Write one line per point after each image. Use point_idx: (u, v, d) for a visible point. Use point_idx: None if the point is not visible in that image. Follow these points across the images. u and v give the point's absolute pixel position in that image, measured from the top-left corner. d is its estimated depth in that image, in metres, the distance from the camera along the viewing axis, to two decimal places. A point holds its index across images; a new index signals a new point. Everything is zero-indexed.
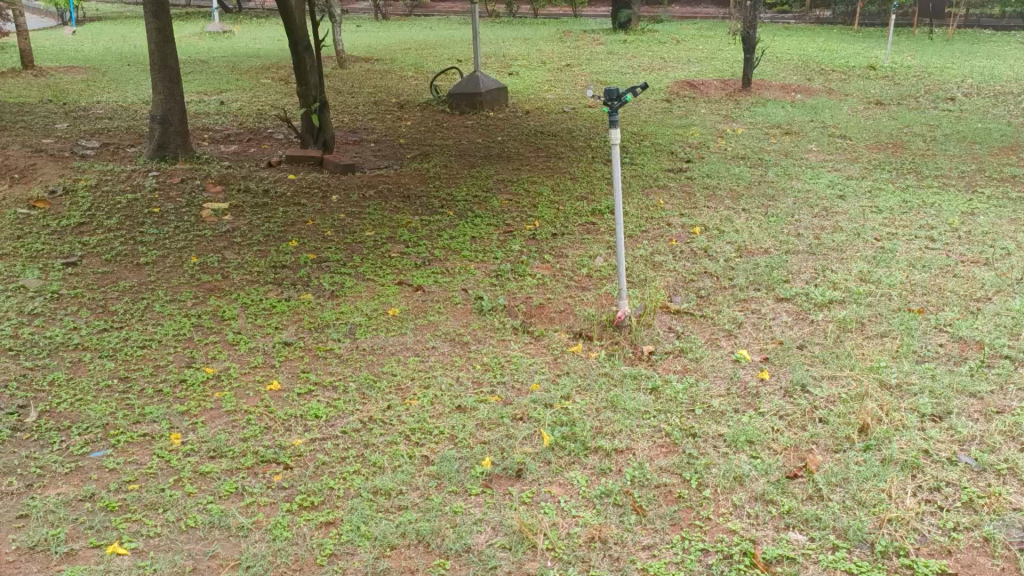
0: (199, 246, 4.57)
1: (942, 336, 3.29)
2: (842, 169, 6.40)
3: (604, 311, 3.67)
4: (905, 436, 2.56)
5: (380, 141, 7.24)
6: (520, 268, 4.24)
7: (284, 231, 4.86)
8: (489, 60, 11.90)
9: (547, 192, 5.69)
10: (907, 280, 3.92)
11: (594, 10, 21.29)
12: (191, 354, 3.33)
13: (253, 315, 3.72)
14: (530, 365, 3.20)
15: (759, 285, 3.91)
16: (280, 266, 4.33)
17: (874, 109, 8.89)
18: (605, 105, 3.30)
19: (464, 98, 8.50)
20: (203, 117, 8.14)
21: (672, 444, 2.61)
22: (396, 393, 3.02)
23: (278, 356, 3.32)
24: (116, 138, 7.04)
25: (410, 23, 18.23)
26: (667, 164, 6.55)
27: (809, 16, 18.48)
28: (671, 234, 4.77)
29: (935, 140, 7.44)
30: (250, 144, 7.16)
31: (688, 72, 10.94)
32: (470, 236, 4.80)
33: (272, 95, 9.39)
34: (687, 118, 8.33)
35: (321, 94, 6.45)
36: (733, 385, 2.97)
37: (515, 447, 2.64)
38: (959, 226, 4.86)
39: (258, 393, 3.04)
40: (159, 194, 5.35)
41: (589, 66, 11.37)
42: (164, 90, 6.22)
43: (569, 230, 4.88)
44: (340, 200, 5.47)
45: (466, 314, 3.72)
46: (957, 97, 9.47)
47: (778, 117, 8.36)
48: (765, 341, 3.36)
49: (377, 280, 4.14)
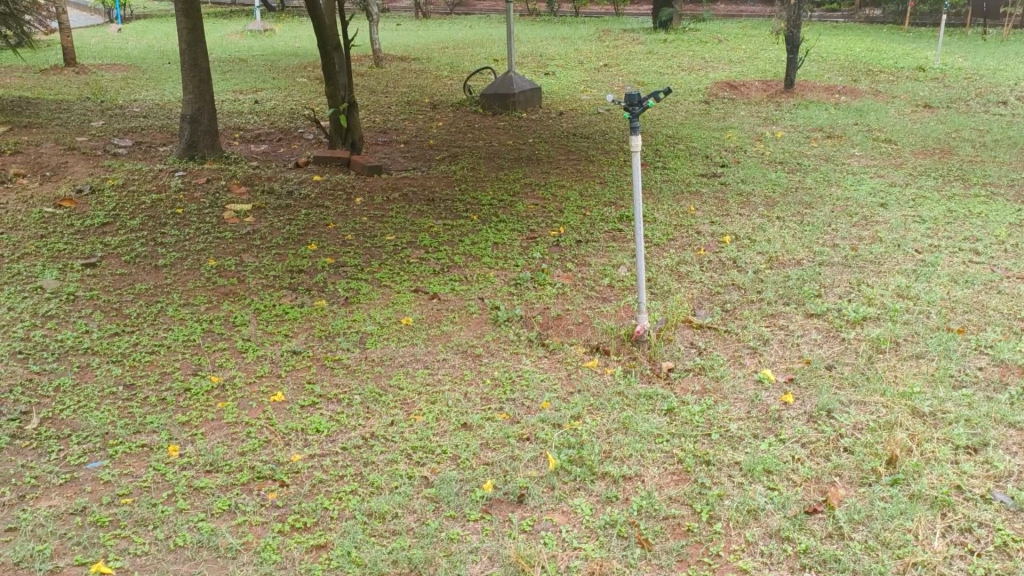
0: (218, 248, 4.53)
1: (982, 359, 3.09)
2: (885, 176, 6.16)
3: (623, 324, 3.53)
4: (936, 470, 2.38)
5: (410, 142, 7.17)
6: (540, 277, 4.11)
7: (304, 234, 4.80)
8: (526, 60, 11.79)
9: (574, 197, 5.55)
10: (947, 296, 3.71)
11: (637, 8, 21.07)
12: (198, 361, 3.27)
13: (264, 322, 3.65)
14: (542, 381, 3.08)
15: (789, 300, 3.74)
16: (297, 270, 4.27)
17: (922, 112, 8.57)
18: (626, 110, 3.15)
19: (497, 98, 8.39)
20: (236, 115, 8.15)
21: (684, 471, 2.47)
22: (401, 408, 2.92)
23: (285, 366, 3.24)
24: (149, 136, 7.06)
25: (450, 22, 18.19)
26: (701, 168, 6.37)
27: (858, 15, 18.05)
28: (700, 242, 4.61)
29: (985, 145, 7.14)
30: (280, 144, 7.14)
31: (729, 72, 10.70)
32: (492, 242, 4.68)
33: (306, 94, 9.38)
34: (725, 121, 8.12)
35: (350, 94, 6.40)
36: (753, 409, 2.81)
37: (518, 470, 2.52)
38: (1006, 239, 4.61)
39: (261, 404, 2.96)
40: (184, 195, 5.33)
41: (627, 66, 11.20)
42: (193, 89, 6.20)
43: (594, 237, 4.74)
44: (364, 203, 5.40)
45: (480, 324, 3.61)
46: (1010, 101, 9.10)
47: (820, 120, 8.11)
48: (791, 360, 3.19)
49: (392, 286, 4.05)
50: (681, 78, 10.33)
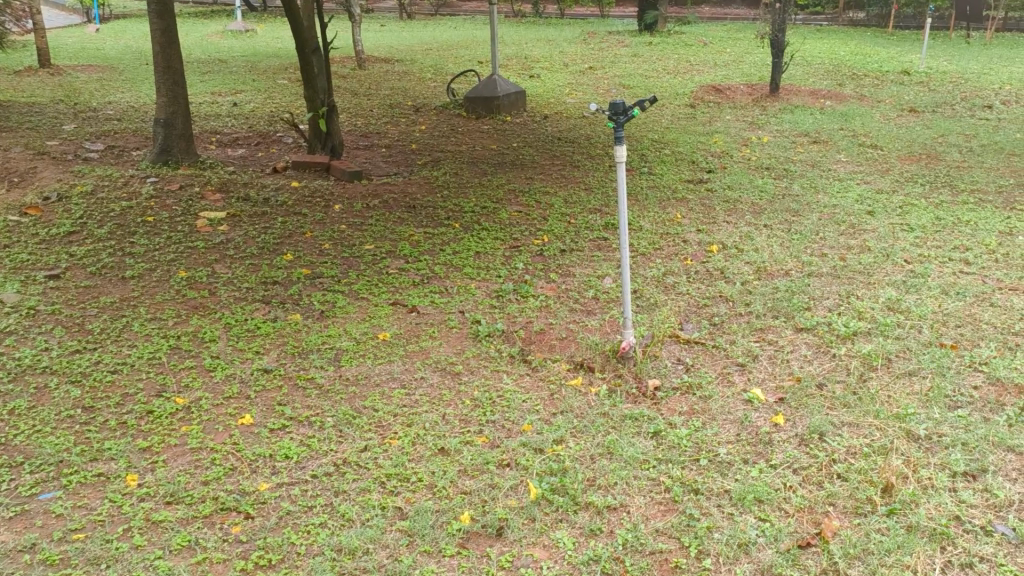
0: (190, 258, 4.38)
1: (978, 377, 2.99)
2: (872, 182, 6.08)
3: (607, 339, 3.42)
4: (934, 499, 2.28)
5: (392, 146, 7.03)
6: (522, 288, 3.99)
7: (280, 243, 4.65)
8: (510, 62, 11.67)
9: (558, 204, 5.43)
10: (939, 310, 3.62)
11: (622, 10, 21.01)
12: (163, 381, 3.14)
13: (234, 338, 3.51)
14: (523, 401, 2.95)
15: (778, 313, 3.63)
16: (271, 281, 4.12)
17: (908, 117, 8.51)
18: (610, 119, 3.03)
19: (481, 102, 8.27)
20: (213, 118, 7.98)
21: (672, 501, 2.35)
22: (376, 431, 2.79)
23: (255, 386, 3.11)
24: (123, 140, 6.89)
25: (434, 22, 18.03)
26: (688, 174, 6.26)
27: (842, 18, 18.05)
28: (686, 252, 4.50)
29: (972, 151, 7.08)
30: (257, 148, 6.99)
31: (714, 76, 10.63)
32: (474, 251, 4.56)
33: (286, 96, 9.22)
34: (710, 125, 8.03)
35: (330, 98, 6.26)
36: (743, 431, 2.70)
37: (497, 500, 2.41)
38: (996, 248, 4.54)
39: (228, 428, 2.84)
40: (156, 202, 5.18)
41: (613, 69, 11.10)
42: (168, 92, 6.03)
43: (579, 246, 4.62)
44: (342, 210, 5.26)
45: (460, 339, 3.49)
46: (996, 105, 9.07)
47: (806, 125, 8.04)
48: (781, 378, 3.08)
49: (371, 299, 3.92)
50: (666, 82, 10.24)
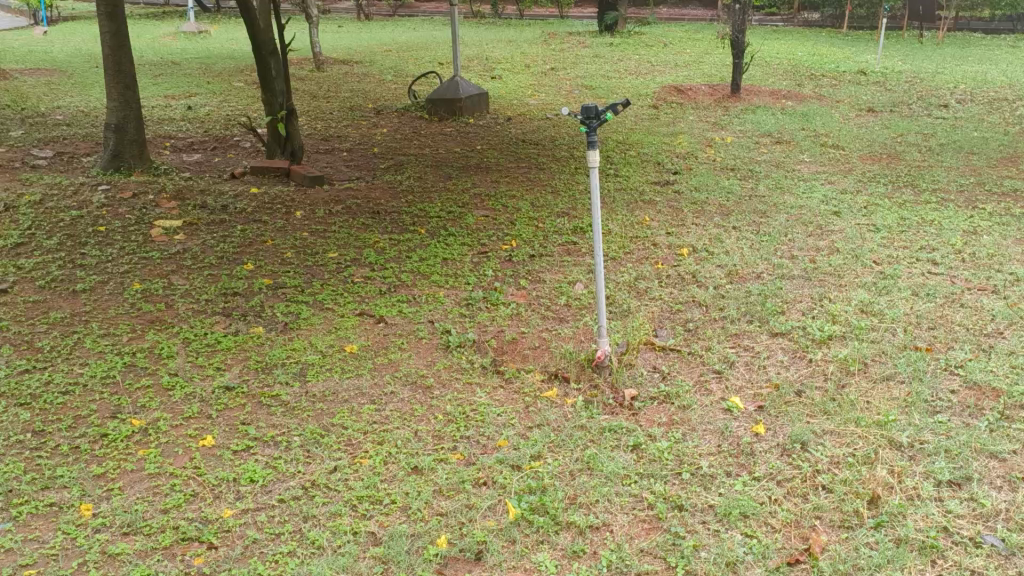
0: (145, 269, 4.22)
1: (955, 381, 2.96)
2: (836, 182, 6.10)
3: (581, 348, 3.34)
4: (921, 510, 2.24)
5: (353, 150, 6.89)
6: (492, 296, 3.90)
7: (239, 252, 4.50)
8: (471, 63, 11.57)
9: (525, 207, 5.35)
10: (911, 312, 3.60)
11: (581, 11, 21.03)
12: (118, 402, 2.99)
13: (194, 353, 3.37)
14: (498, 415, 2.86)
15: (752, 317, 3.59)
16: (231, 292, 3.98)
17: (866, 117, 8.59)
18: (582, 123, 2.96)
19: (443, 104, 8.16)
20: (167, 123, 7.76)
21: (656, 519, 2.28)
22: (345, 451, 2.68)
23: (216, 405, 2.97)
24: (72, 146, 6.66)
25: (393, 23, 17.85)
26: (654, 175, 6.23)
27: (797, 19, 18.26)
28: (657, 256, 4.44)
29: (931, 150, 7.15)
30: (214, 153, 6.80)
31: (675, 76, 10.64)
32: (441, 258, 4.46)
33: (243, 99, 9.02)
34: (674, 126, 8.01)
35: (288, 101, 6.11)
36: (724, 442, 2.64)
37: (475, 521, 2.32)
38: (962, 248, 4.55)
39: (188, 451, 2.71)
40: (108, 210, 4.99)
41: (574, 70, 11.06)
42: (119, 96, 5.82)
43: (548, 251, 4.54)
44: (304, 217, 5.12)
45: (430, 351, 3.38)
46: (951, 104, 9.19)
47: (768, 125, 8.07)
48: (759, 385, 3.03)
49: (336, 309, 3.79)
50: (627, 82, 10.21)
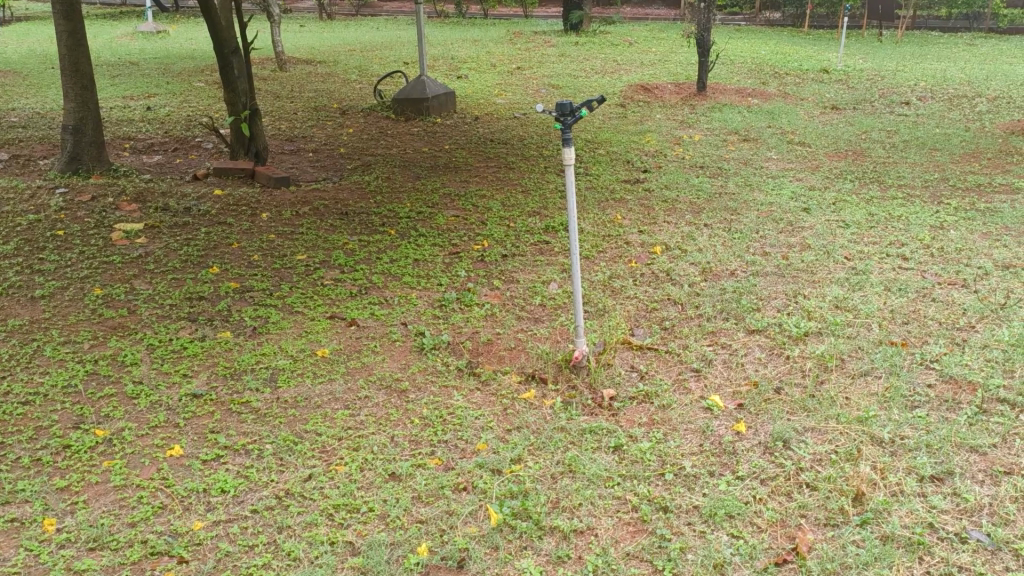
0: (106, 274, 4.09)
1: (931, 375, 2.97)
2: (804, 179, 6.13)
3: (558, 349, 3.29)
4: (906, 506, 2.23)
5: (319, 151, 6.79)
6: (465, 297, 3.85)
7: (204, 255, 4.39)
8: (436, 63, 11.49)
9: (496, 207, 5.29)
10: (885, 306, 3.61)
11: (545, 10, 21.03)
12: (81, 411, 2.88)
13: (159, 360, 3.27)
14: (475, 418, 2.80)
15: (727, 315, 3.57)
16: (197, 297, 3.87)
17: (831, 114, 8.66)
18: (556, 120, 2.91)
19: (410, 104, 8.07)
20: (126, 124, 7.59)
21: (641, 521, 2.24)
22: (319, 458, 2.61)
23: (183, 413, 2.88)
24: (28, 149, 6.48)
25: (356, 23, 17.68)
26: (623, 174, 6.21)
27: (759, 19, 18.43)
28: (630, 254, 4.42)
29: (895, 146, 7.22)
30: (176, 154, 6.66)
31: (641, 75, 10.66)
32: (412, 259, 4.39)
33: (204, 100, 8.85)
34: (641, 125, 8.01)
35: (252, 101, 6.00)
36: (706, 441, 2.61)
37: (456, 527, 2.26)
38: (931, 243, 4.59)
39: (155, 461, 2.62)
40: (66, 214, 4.85)
41: (541, 69, 11.04)
42: (76, 97, 5.66)
43: (521, 251, 4.49)
44: (270, 218, 5.01)
45: (404, 354, 3.31)
46: (912, 101, 9.32)
47: (735, 123, 8.10)
48: (738, 382, 3.01)
49: (306, 313, 3.71)
50: (594, 81, 10.21)
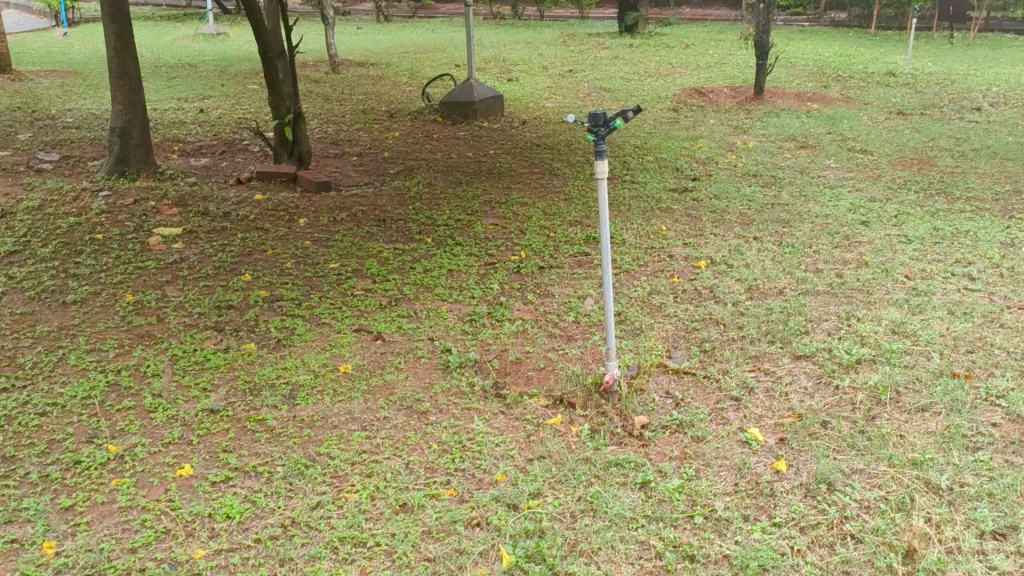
0: (139, 280, 4.05)
1: (996, 413, 2.71)
2: (863, 190, 5.83)
3: (589, 371, 3.12)
4: (961, 567, 2.01)
5: (363, 155, 6.72)
6: (497, 311, 3.70)
7: (238, 262, 4.33)
8: (488, 65, 11.38)
9: (537, 215, 5.14)
10: (947, 333, 3.35)
11: (601, 12, 20.79)
12: (96, 424, 2.81)
13: (180, 372, 3.18)
14: (496, 446, 2.65)
15: (773, 338, 3.36)
16: (225, 305, 3.80)
17: (895, 120, 8.28)
18: (589, 131, 2.74)
19: (457, 107, 7.97)
20: (177, 126, 7.64)
21: (664, 571, 2.07)
22: (330, 484, 2.48)
23: (198, 429, 2.78)
24: (79, 150, 6.54)
25: (412, 25, 17.70)
26: (672, 182, 5.99)
27: (823, 19, 17.92)
28: (672, 268, 4.22)
29: (963, 155, 6.86)
30: (221, 157, 6.66)
31: (696, 78, 10.39)
32: (446, 269, 4.26)
33: (255, 102, 8.89)
34: (694, 130, 7.77)
35: (296, 105, 5.95)
36: (740, 480, 2.42)
37: (464, 568, 2.12)
38: (1000, 261, 4.29)
39: (163, 482, 2.51)
40: (107, 217, 4.84)
41: (594, 71, 10.85)
42: (124, 99, 5.67)
43: (559, 263, 4.33)
44: (307, 224, 4.94)
45: (429, 372, 3.18)
46: (983, 107, 8.87)
47: (792, 129, 7.80)
48: (780, 414, 2.81)
49: (333, 325, 3.61)
50: (648, 85, 9.97)
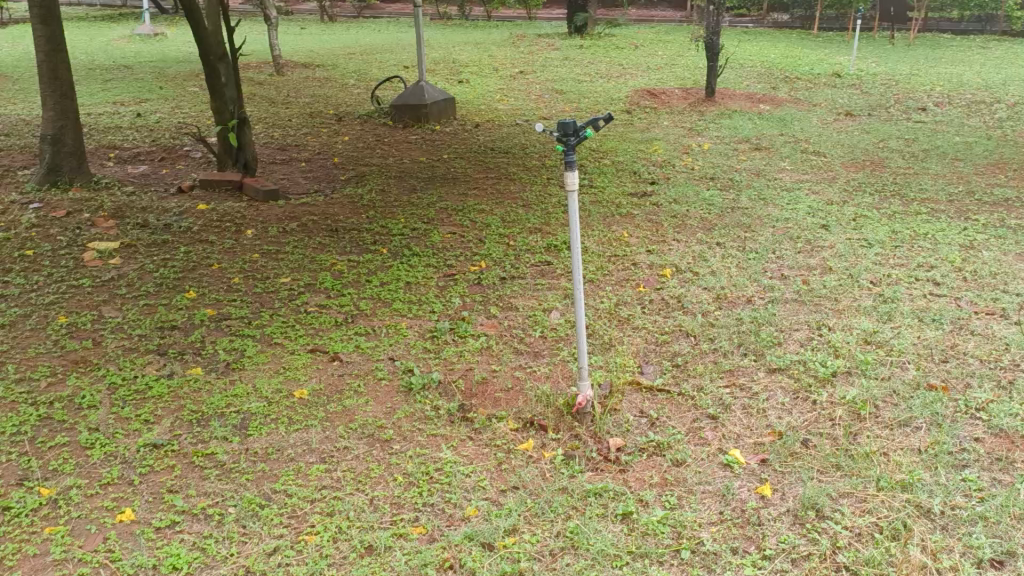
0: (73, 301, 3.79)
1: (978, 428, 2.65)
2: (820, 192, 5.81)
3: (560, 390, 2.98)
4: None
5: (312, 160, 6.49)
6: (460, 327, 3.54)
7: (181, 278, 4.09)
8: (437, 67, 11.18)
9: (496, 223, 4.99)
10: (919, 341, 3.29)
11: (549, 12, 20.72)
12: (26, 465, 2.57)
13: (119, 403, 2.95)
14: (466, 476, 2.50)
15: (746, 350, 3.26)
16: (168, 326, 3.57)
17: (845, 121, 8.33)
18: (559, 141, 2.60)
19: (408, 110, 7.77)
20: (113, 131, 7.30)
21: None
22: (288, 526, 2.30)
23: (140, 467, 2.57)
24: (7, 158, 6.19)
25: (358, 26, 17.39)
26: (630, 186, 5.90)
27: (767, 20, 18.14)
28: (638, 277, 4.11)
29: (914, 156, 6.90)
30: (161, 164, 6.36)
31: (647, 79, 10.34)
32: (404, 281, 4.08)
33: (196, 106, 8.56)
34: (649, 132, 7.71)
35: (239, 109, 5.69)
36: (725, 508, 2.31)
37: None
38: (962, 264, 4.27)
39: (102, 529, 2.30)
40: (37, 231, 4.55)
41: (545, 73, 10.75)
42: (54, 105, 5.37)
43: (521, 273, 4.19)
44: (255, 235, 4.71)
45: (391, 395, 3.00)
46: (929, 107, 8.98)
47: (746, 130, 7.78)
48: (759, 432, 2.71)
49: (286, 345, 3.40)
50: (599, 86, 9.89)
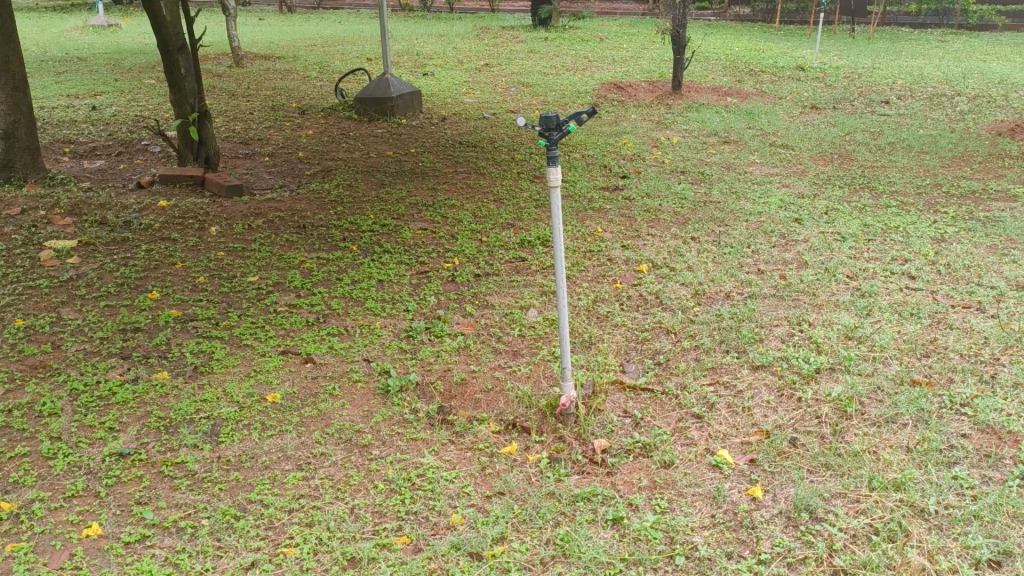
0: (30, 302, 3.62)
1: (965, 424, 2.63)
2: (791, 185, 5.82)
3: (542, 391, 2.91)
4: None
5: (276, 155, 6.33)
6: (436, 326, 3.44)
7: (144, 277, 3.94)
8: (401, 59, 11.03)
9: (469, 218, 4.90)
10: (899, 336, 3.28)
11: (512, 4, 20.60)
12: None
13: (82, 410, 2.81)
14: (450, 482, 2.42)
15: (728, 347, 3.22)
16: (132, 328, 3.43)
17: (810, 114, 8.37)
18: (541, 136, 2.52)
19: (373, 102, 7.62)
20: (68, 125, 7.06)
21: None
22: (266, 538, 2.20)
23: (106, 478, 2.44)
24: None
25: (319, 16, 17.11)
26: (602, 180, 5.84)
27: (729, 13, 18.23)
28: (614, 273, 4.05)
29: (881, 149, 6.95)
30: (119, 159, 6.16)
31: (614, 72, 10.30)
32: (376, 279, 3.98)
33: (153, 99, 8.32)
34: (617, 126, 7.66)
35: (200, 102, 5.52)
36: (717, 511, 2.26)
37: None
38: (936, 257, 4.28)
39: (67, 545, 2.18)
40: None
41: (510, 66, 10.66)
42: (6, 99, 5.16)
43: (496, 270, 4.11)
44: (220, 233, 4.57)
45: (367, 398, 2.91)
46: (892, 100, 9.06)
47: (714, 124, 7.77)
48: (745, 432, 2.66)
49: (256, 347, 3.28)
50: (566, 79, 9.82)
